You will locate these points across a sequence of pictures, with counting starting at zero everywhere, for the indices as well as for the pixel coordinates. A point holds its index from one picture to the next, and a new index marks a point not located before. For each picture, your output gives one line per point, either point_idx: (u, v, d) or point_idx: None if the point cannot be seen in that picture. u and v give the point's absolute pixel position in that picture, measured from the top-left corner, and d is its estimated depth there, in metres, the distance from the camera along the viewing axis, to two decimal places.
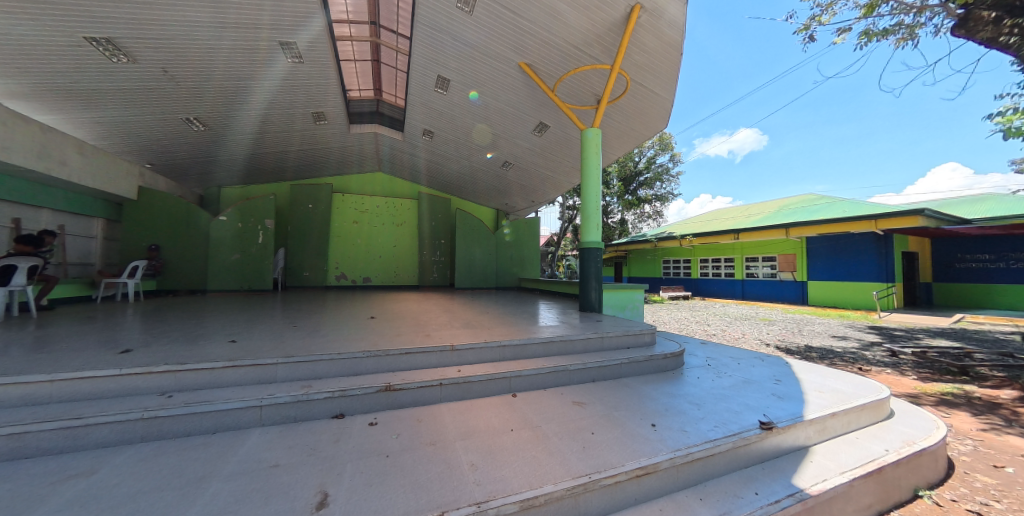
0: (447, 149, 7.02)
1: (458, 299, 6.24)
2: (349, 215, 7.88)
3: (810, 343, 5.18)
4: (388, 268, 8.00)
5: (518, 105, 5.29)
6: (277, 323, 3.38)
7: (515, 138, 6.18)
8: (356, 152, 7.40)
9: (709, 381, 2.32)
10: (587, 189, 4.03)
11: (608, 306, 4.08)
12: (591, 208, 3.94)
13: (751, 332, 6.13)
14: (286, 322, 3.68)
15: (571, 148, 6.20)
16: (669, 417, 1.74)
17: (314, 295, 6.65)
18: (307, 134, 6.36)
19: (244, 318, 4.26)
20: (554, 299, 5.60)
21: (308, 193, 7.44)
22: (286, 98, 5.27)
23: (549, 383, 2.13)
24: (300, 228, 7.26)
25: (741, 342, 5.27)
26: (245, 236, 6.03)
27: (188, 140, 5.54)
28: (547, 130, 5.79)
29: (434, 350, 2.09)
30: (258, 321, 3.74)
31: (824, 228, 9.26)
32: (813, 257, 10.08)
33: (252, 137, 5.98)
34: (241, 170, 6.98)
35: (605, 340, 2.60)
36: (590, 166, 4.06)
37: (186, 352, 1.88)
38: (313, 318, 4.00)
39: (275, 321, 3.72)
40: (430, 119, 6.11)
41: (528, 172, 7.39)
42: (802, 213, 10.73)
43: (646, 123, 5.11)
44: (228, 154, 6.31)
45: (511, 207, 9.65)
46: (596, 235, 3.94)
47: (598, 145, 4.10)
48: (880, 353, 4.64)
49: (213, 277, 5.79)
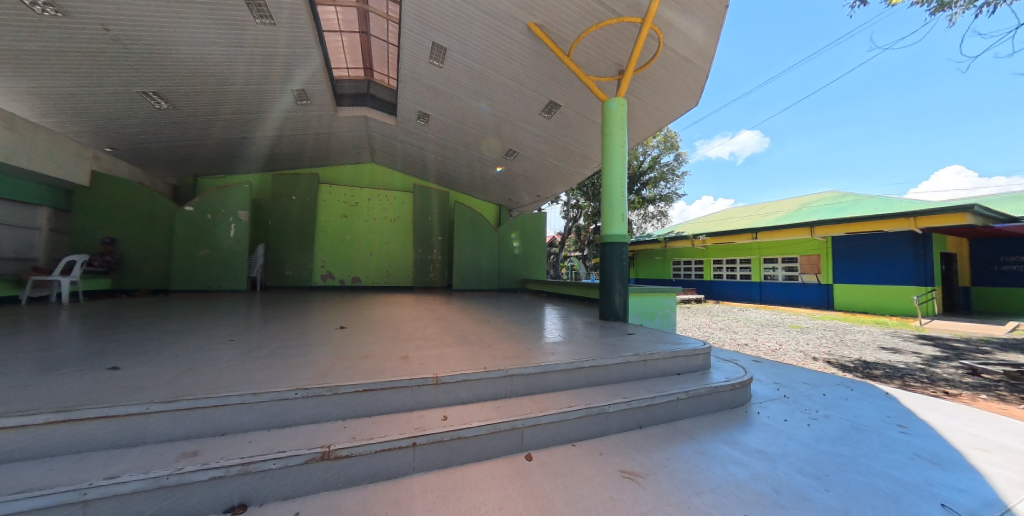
0: (445, 135, 6.36)
1: (456, 303, 5.57)
2: (336, 209, 7.19)
3: (863, 358, 4.42)
4: (380, 267, 7.33)
5: (525, 80, 4.64)
6: (222, 334, 2.73)
7: (521, 121, 5.52)
8: (344, 139, 6.75)
9: (805, 427, 1.62)
10: (610, 172, 3.33)
11: (634, 313, 3.35)
12: (614, 195, 3.28)
13: (788, 342, 5.37)
14: (240, 331, 3.03)
15: (583, 132, 5.53)
16: (787, 509, 1.05)
17: (296, 297, 5.98)
18: (288, 117, 5.71)
19: (198, 325, 3.59)
20: (563, 304, 4.92)
21: (293, 184, 6.79)
22: (262, 71, 4.62)
23: (579, 435, 1.45)
24: (282, 222, 6.58)
25: (780, 355, 4.55)
26: (213, 230, 5.17)
27: (150, 118, 4.91)
28: (556, 111, 5.14)
29: (409, 385, 1.40)
30: (209, 328, 3.09)
31: (853, 226, 8.58)
32: (840, 258, 9.34)
33: (225, 117, 5.34)
34: (217, 157, 6.35)
35: (649, 366, 1.91)
36: (613, 145, 3.36)
37: (17, 392, 1.20)
38: (278, 327, 3.35)
39: (227, 331, 3.07)
40: (425, 98, 5.42)
41: (533, 161, 6.73)
42: (826, 211, 10.02)
43: (673, 100, 4.44)
44: (200, 138, 5.68)
45: (513, 203, 8.99)
46: (621, 229, 3.25)
47: (623, 119, 3.40)
48: (954, 370, 3.88)
49: (177, 275, 4.99)
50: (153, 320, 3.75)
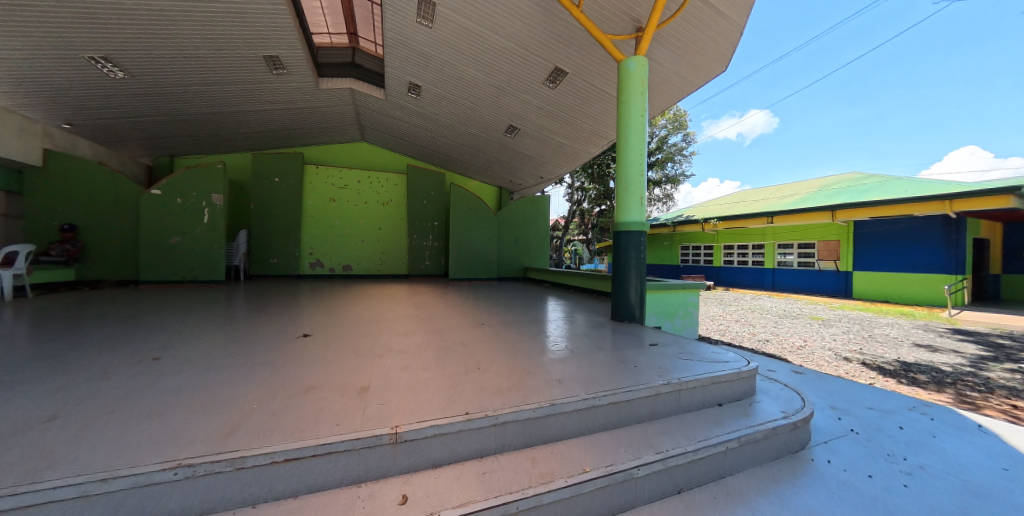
0: (439, 109, 5.75)
1: (452, 293, 5.16)
2: (324, 192, 6.66)
3: (901, 357, 3.98)
4: (373, 254, 6.89)
5: (527, 42, 4.01)
6: (169, 332, 2.32)
7: (523, 92, 4.91)
8: (328, 115, 6.17)
9: (902, 490, 1.20)
10: (627, 147, 2.79)
11: (651, 312, 2.90)
12: (631, 175, 2.77)
13: (812, 337, 4.94)
14: (198, 328, 2.63)
15: (593, 104, 4.92)
16: None
17: (282, 287, 5.60)
18: (264, 89, 5.11)
19: (161, 316, 3.21)
20: (568, 296, 4.49)
21: (275, 164, 6.26)
22: (225, 36, 3.97)
23: (596, 513, 1.03)
24: (265, 206, 6.09)
25: (807, 355, 4.13)
26: (183, 215, 4.65)
27: (105, 90, 4.36)
28: (562, 79, 4.51)
29: (354, 448, 0.98)
30: (163, 324, 2.70)
31: (880, 210, 7.97)
32: (861, 243, 8.78)
33: (192, 90, 4.76)
34: (190, 135, 5.80)
35: (683, 397, 1.48)
36: (629, 114, 2.79)
37: None
38: (245, 321, 2.94)
39: (185, 325, 2.68)
40: (415, 66, 4.79)
41: (537, 139, 6.14)
42: (849, 193, 9.36)
43: (698, 63, 3.83)
44: (168, 114, 5.13)
45: (514, 185, 8.42)
46: (638, 216, 2.76)
47: (644, 82, 2.81)
48: (1010, 374, 3.43)
49: (146, 263, 4.53)
50: (112, 313, 3.36)
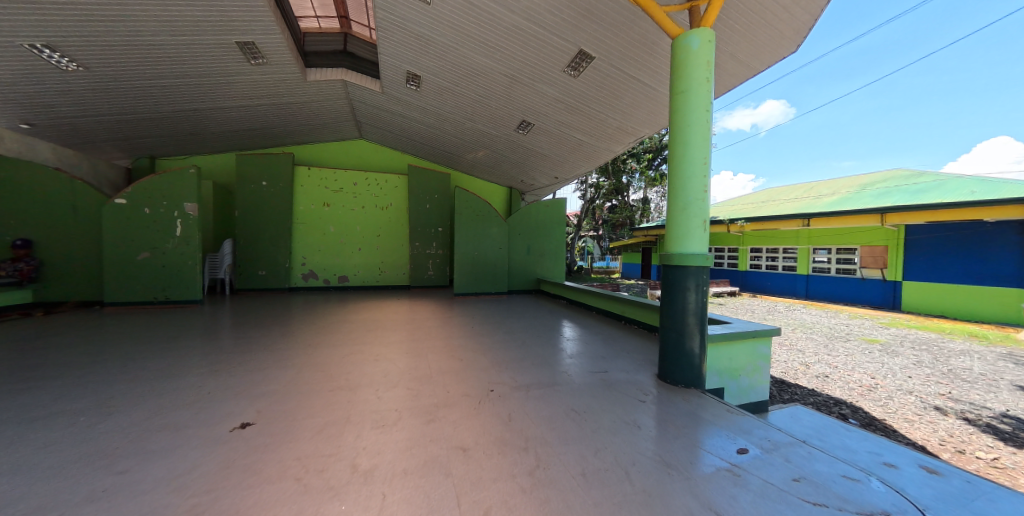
0: (443, 102, 5.09)
1: (457, 312, 4.54)
2: (317, 195, 6.06)
3: (1011, 409, 3.15)
4: (372, 264, 6.31)
5: (545, 18, 3.28)
6: (71, 403, 1.73)
7: (541, 81, 4.20)
8: (321, 110, 5.57)
9: None
10: (686, 154, 2.09)
11: (711, 372, 2.21)
12: (692, 192, 2.07)
13: (879, 373, 4.12)
14: (123, 381, 2.04)
15: (622, 95, 4.18)
16: None
17: (271, 303, 5.09)
18: (245, 82, 4.52)
19: (102, 350, 2.66)
20: (592, 324, 3.82)
21: (262, 166, 5.66)
22: (186, 19, 3.34)
23: None
24: (252, 213, 5.55)
25: (887, 403, 3.32)
26: (152, 227, 4.10)
27: (60, 85, 3.82)
28: (587, 65, 3.77)
29: None
30: (86, 374, 2.13)
31: (942, 213, 7.06)
32: (913, 250, 7.87)
33: (162, 83, 4.19)
34: (170, 135, 5.28)
35: None
36: (689, 109, 2.08)
37: None
38: (195, 364, 2.36)
39: (112, 376, 2.10)
40: (412, 52, 4.11)
41: (553, 135, 5.43)
42: (900, 193, 8.39)
43: (762, 42, 3.07)
44: (140, 111, 4.61)
45: (526, 185, 7.72)
46: (699, 247, 2.09)
47: (711, 65, 2.07)
48: None
49: (110, 283, 3.99)
50: (51, 343, 2.83)
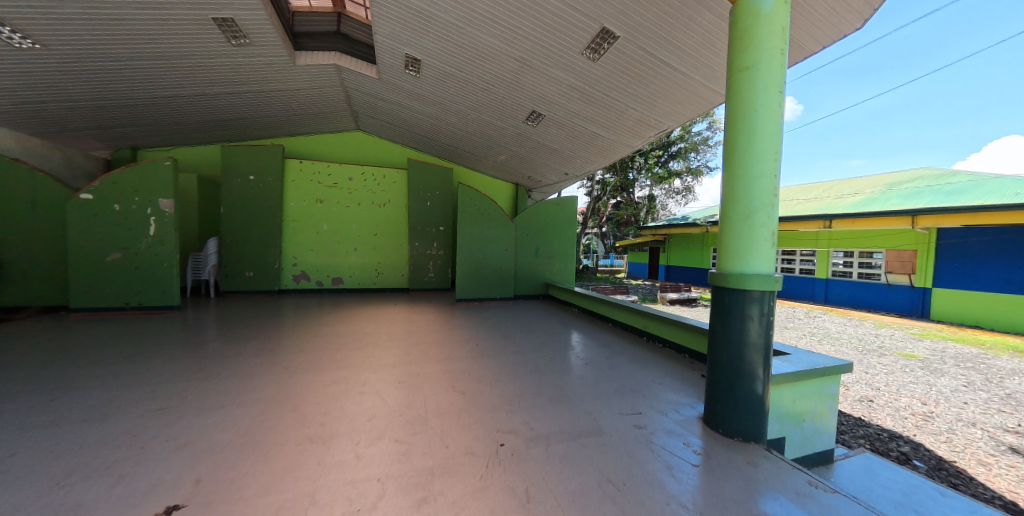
0: (446, 90, 4.63)
1: (459, 321, 4.14)
2: (309, 191, 5.63)
3: None
4: (368, 265, 5.92)
5: None
6: None
7: (556, 65, 3.73)
8: (314, 98, 5.14)
9: None
10: (751, 147, 1.64)
11: (772, 417, 1.78)
12: (758, 197, 1.64)
13: (931, 397, 3.67)
14: (43, 420, 1.64)
15: (646, 82, 3.71)
16: None
17: (258, 306, 4.71)
18: (227, 65, 4.07)
19: (44, 370, 2.28)
20: (610, 340, 3.40)
21: (250, 158, 5.25)
22: None
23: None
24: (239, 209, 5.15)
25: (952, 439, 2.88)
26: (123, 225, 3.71)
27: (16, 66, 3.40)
28: (609, 46, 3.30)
29: None
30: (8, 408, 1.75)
31: (980, 217, 6.55)
32: (943, 255, 7.39)
33: (132, 65, 3.75)
34: (150, 124, 4.88)
35: None
36: (755, 90, 1.62)
37: None
38: (145, 392, 1.98)
39: (35, 412, 1.72)
40: (411, 31, 3.62)
41: (565, 128, 4.97)
42: (933, 194, 7.85)
43: (823, 16, 2.59)
44: (113, 98, 4.19)
45: (533, 181, 7.27)
46: (766, 265, 1.66)
47: (785, 33, 1.60)
48: None
49: (76, 286, 3.62)
50: None
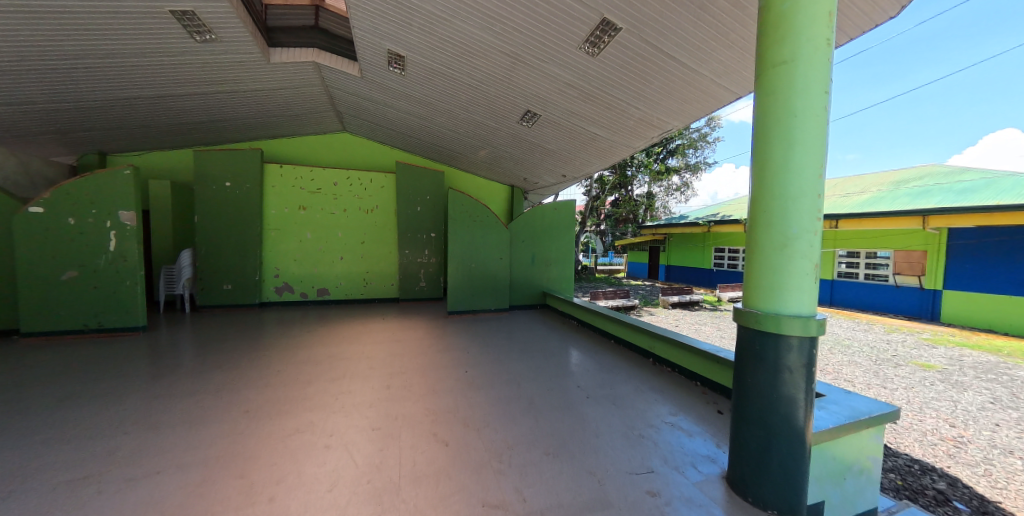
0: (434, 89, 4.29)
1: (449, 338, 3.85)
2: (291, 197, 5.32)
3: None
4: (355, 274, 5.60)
5: None
6: None
7: (552, 60, 3.39)
8: (294, 98, 4.81)
9: None
10: (786, 161, 1.34)
11: (811, 481, 1.50)
12: (797, 222, 1.33)
13: (959, 418, 3.41)
14: None
15: (651, 79, 3.39)
16: None
17: (235, 322, 4.40)
18: (193, 63, 3.72)
19: None
20: (613, 363, 3.12)
21: (227, 163, 4.91)
22: None
23: None
24: (214, 218, 4.82)
25: (992, 471, 2.61)
26: (79, 241, 3.38)
27: None
28: (610, 39, 2.98)
29: None
30: None
31: (994, 217, 6.30)
32: (954, 256, 7.14)
33: (84, 65, 3.40)
34: (116, 128, 4.54)
35: None
36: (793, 91, 1.31)
37: None
38: (65, 452, 1.67)
39: None
40: (393, 25, 3.27)
41: (563, 128, 4.67)
42: (943, 193, 7.60)
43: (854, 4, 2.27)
44: (68, 100, 3.83)
45: (529, 183, 6.96)
46: (806, 304, 1.35)
47: (832, 18, 1.27)
48: None
49: (27, 308, 3.30)
50: None
